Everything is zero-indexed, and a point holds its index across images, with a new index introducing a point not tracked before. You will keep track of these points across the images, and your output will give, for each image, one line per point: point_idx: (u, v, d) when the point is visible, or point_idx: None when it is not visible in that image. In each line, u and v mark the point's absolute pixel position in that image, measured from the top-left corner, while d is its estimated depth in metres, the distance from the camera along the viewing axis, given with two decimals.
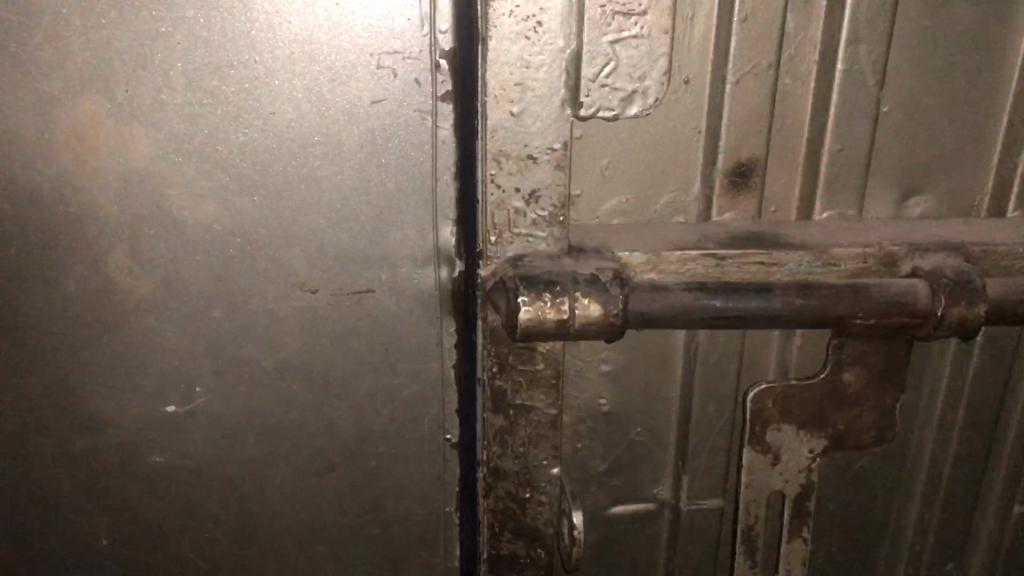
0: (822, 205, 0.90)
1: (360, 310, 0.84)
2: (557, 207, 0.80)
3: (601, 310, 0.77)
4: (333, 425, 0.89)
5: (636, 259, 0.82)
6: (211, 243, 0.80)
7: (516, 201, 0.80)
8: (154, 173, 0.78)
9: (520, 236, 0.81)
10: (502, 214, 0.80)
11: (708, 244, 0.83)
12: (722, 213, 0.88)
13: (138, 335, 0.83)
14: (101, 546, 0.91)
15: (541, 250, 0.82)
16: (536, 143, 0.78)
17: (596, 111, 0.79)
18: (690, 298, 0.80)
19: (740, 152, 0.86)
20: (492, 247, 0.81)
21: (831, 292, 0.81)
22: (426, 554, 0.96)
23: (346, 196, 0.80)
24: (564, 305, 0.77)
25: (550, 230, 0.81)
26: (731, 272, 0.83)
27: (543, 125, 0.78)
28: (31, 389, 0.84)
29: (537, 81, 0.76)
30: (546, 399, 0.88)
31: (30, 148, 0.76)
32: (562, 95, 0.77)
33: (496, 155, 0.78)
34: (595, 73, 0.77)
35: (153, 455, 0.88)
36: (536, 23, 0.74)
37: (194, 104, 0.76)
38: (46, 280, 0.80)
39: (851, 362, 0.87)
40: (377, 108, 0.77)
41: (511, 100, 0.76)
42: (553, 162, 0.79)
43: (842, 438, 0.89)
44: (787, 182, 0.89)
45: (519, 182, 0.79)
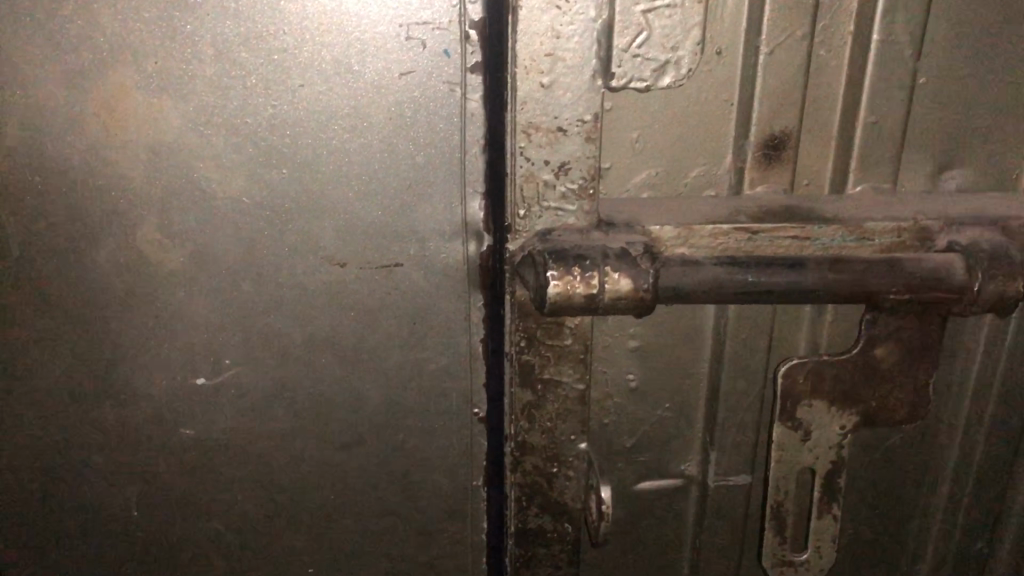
0: (855, 179, 0.89)
1: (387, 285, 0.84)
2: (587, 180, 0.80)
3: (631, 285, 0.76)
4: (360, 398, 0.89)
5: (666, 232, 0.81)
6: (239, 216, 0.80)
7: (545, 173, 0.79)
8: (183, 145, 0.77)
9: (549, 210, 0.80)
10: (531, 187, 0.79)
11: (740, 217, 0.82)
12: (753, 186, 0.87)
13: (168, 309, 0.83)
14: (131, 519, 0.92)
15: (569, 224, 0.81)
16: (566, 115, 0.77)
17: (628, 83, 0.77)
18: (723, 272, 0.78)
19: (772, 124, 0.85)
20: (521, 220, 0.80)
21: (864, 266, 0.80)
22: (453, 527, 0.97)
23: (374, 169, 0.79)
24: (593, 279, 0.76)
25: (580, 204, 0.80)
26: (763, 246, 0.82)
27: (573, 97, 0.77)
28: (62, 362, 0.84)
29: (568, 51, 0.75)
30: (574, 374, 0.87)
31: (59, 121, 0.76)
32: (594, 65, 0.76)
33: (526, 127, 0.77)
34: (628, 43, 0.76)
35: (182, 427, 0.89)
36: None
37: (222, 76, 0.75)
38: (77, 253, 0.80)
39: (884, 339, 0.86)
40: (405, 81, 0.77)
41: (541, 70, 0.76)
42: (583, 135, 0.78)
43: (874, 414, 0.88)
44: (819, 155, 0.87)
45: (548, 154, 0.78)
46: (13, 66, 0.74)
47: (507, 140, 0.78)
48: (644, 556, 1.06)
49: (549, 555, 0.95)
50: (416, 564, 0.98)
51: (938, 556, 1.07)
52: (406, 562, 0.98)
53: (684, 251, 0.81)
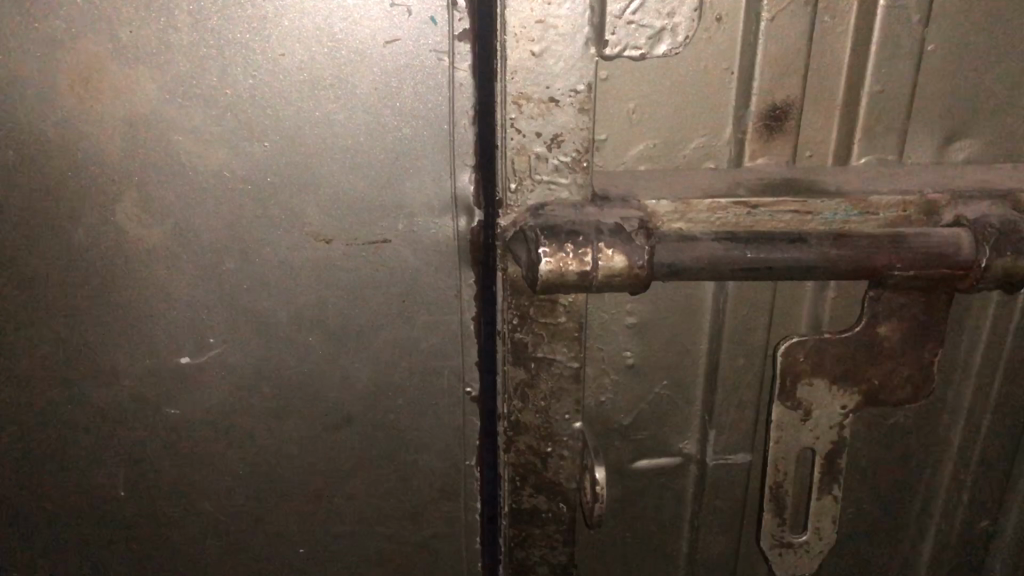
0: (859, 150, 0.86)
1: (375, 261, 0.82)
2: (581, 152, 0.77)
3: (625, 262, 0.74)
4: (349, 377, 0.87)
5: (663, 207, 0.78)
6: (221, 191, 0.78)
7: (537, 146, 0.76)
8: (161, 117, 0.75)
9: (541, 184, 0.78)
10: (523, 160, 0.77)
11: (740, 191, 0.79)
12: (754, 158, 0.84)
13: (150, 286, 0.81)
14: (118, 499, 0.91)
15: (562, 198, 0.78)
16: (558, 86, 0.74)
17: (622, 51, 0.76)
18: (721, 248, 0.76)
19: (774, 94, 0.82)
20: (513, 196, 0.78)
21: (867, 242, 0.76)
22: (446, 507, 0.95)
23: (360, 141, 0.77)
24: (587, 256, 0.73)
25: (574, 177, 0.78)
26: (763, 221, 0.79)
27: (566, 65, 0.74)
28: (43, 341, 0.82)
29: (560, 18, 0.72)
30: (568, 352, 0.85)
31: (32, 93, 0.73)
32: (587, 32, 0.73)
33: (517, 98, 0.74)
34: (621, 9, 0.74)
35: (168, 406, 0.87)
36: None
37: (201, 45, 0.72)
38: (54, 229, 0.78)
39: (888, 317, 0.83)
40: (391, 49, 0.74)
41: (532, 38, 0.72)
42: (576, 106, 0.75)
43: (876, 394, 0.86)
44: (823, 126, 0.84)
45: (540, 126, 0.75)
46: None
47: (498, 111, 0.75)
48: (642, 535, 1.05)
49: (544, 536, 0.93)
50: (409, 544, 0.97)
51: (941, 535, 1.05)
52: (398, 542, 0.96)
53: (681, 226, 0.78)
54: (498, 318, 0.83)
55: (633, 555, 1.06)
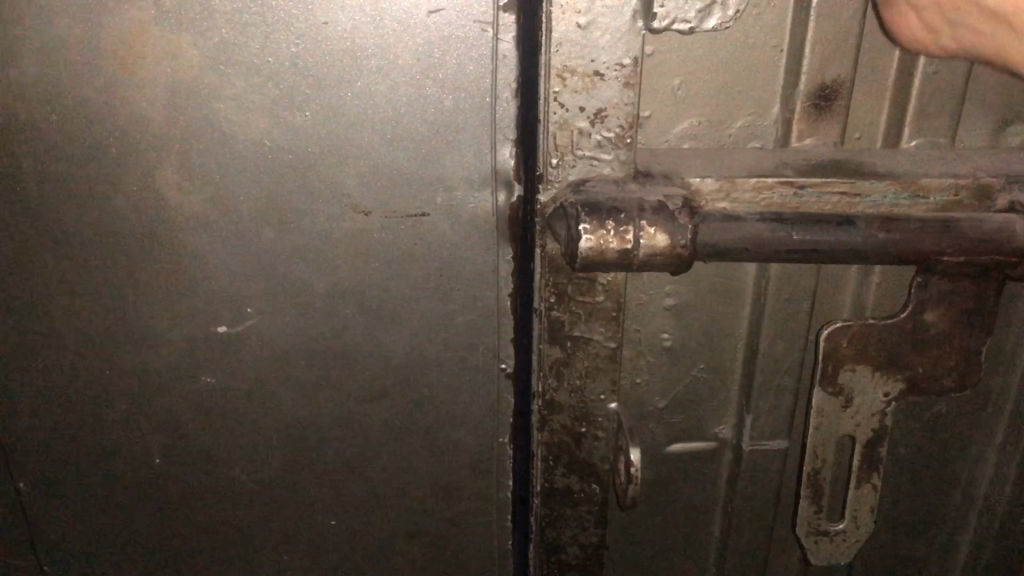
0: (910, 134, 0.83)
1: (413, 234, 0.81)
2: (625, 128, 0.75)
3: (668, 241, 0.72)
4: (385, 351, 0.87)
5: (706, 186, 0.76)
6: (263, 161, 0.77)
7: (579, 120, 0.75)
8: (203, 85, 0.74)
9: (582, 159, 0.76)
10: (566, 135, 0.75)
11: (786, 172, 0.78)
12: (801, 139, 0.82)
13: (189, 255, 0.81)
14: (154, 465, 0.91)
15: (603, 174, 0.77)
16: (604, 59, 0.73)
17: (670, 24, 0.74)
18: (765, 228, 0.74)
19: (825, 73, 0.80)
20: (552, 170, 0.77)
21: (916, 224, 0.75)
22: (478, 482, 0.95)
23: (401, 112, 0.76)
24: (628, 234, 0.72)
25: (616, 153, 0.77)
26: (809, 203, 0.77)
27: (611, 38, 0.72)
28: (82, 306, 0.83)
29: None
30: (605, 331, 0.83)
31: (76, 58, 0.73)
32: (634, 5, 0.72)
33: (560, 71, 0.73)
34: None
35: (204, 375, 0.87)
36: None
37: (244, 11, 0.72)
38: (94, 195, 0.78)
39: (935, 303, 0.81)
40: (435, 19, 0.73)
41: (579, 10, 0.71)
42: (621, 80, 0.74)
43: (920, 381, 0.83)
44: (873, 107, 0.83)
45: (584, 100, 0.74)
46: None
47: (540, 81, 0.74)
48: (674, 520, 1.04)
49: (577, 516, 0.92)
50: (439, 520, 0.97)
51: (981, 529, 1.04)
52: (429, 518, 0.97)
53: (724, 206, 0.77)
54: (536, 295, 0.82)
55: (664, 540, 1.05)
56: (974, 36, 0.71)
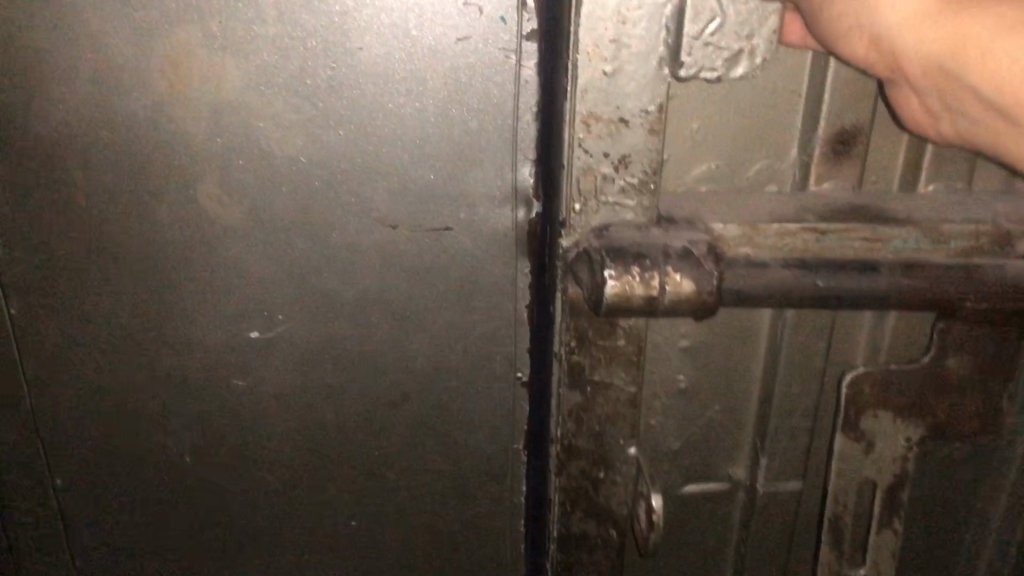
0: (924, 179, 0.88)
1: (437, 247, 0.86)
2: (647, 173, 0.80)
3: (693, 288, 0.75)
4: (408, 359, 0.92)
5: (728, 233, 0.80)
6: (299, 176, 0.83)
7: (604, 167, 0.80)
8: (244, 105, 0.80)
9: (607, 205, 0.81)
10: (589, 181, 0.80)
11: (806, 216, 0.82)
12: (819, 183, 0.87)
13: (225, 264, 0.86)
14: (185, 462, 0.96)
15: (626, 220, 0.82)
16: (629, 105, 0.78)
17: (698, 73, 0.79)
18: (791, 276, 0.79)
19: (842, 119, 0.84)
20: (577, 215, 0.81)
21: (936, 272, 0.79)
22: (494, 488, 0.99)
23: (429, 132, 0.81)
24: (654, 280, 0.75)
25: (639, 200, 0.81)
26: (832, 248, 0.81)
27: (638, 85, 0.77)
28: (124, 310, 0.88)
29: (634, 38, 0.76)
30: (625, 376, 0.88)
31: (128, 79, 0.78)
32: (661, 52, 0.77)
33: (586, 118, 0.77)
34: (700, 30, 0.77)
35: (236, 379, 0.92)
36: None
37: (285, 37, 0.78)
38: (139, 206, 0.83)
39: (955, 349, 0.85)
40: (463, 46, 0.78)
41: (605, 57, 0.76)
42: (645, 127, 0.79)
43: (942, 425, 0.88)
44: (885, 149, 0.87)
45: (608, 146, 0.79)
46: (84, 23, 0.76)
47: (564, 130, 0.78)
48: (691, 557, 1.07)
49: (592, 560, 0.95)
50: (455, 523, 1.01)
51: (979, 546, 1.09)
52: (446, 522, 1.01)
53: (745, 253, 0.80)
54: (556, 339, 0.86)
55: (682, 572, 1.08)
56: (991, 136, 0.72)
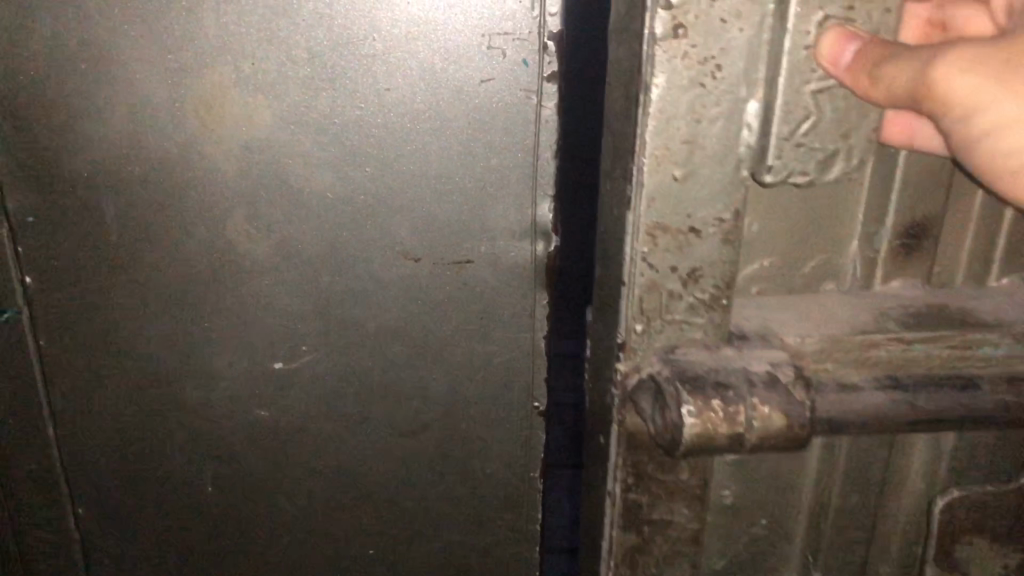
0: (997, 274, 0.93)
1: (457, 280, 0.89)
2: (718, 288, 0.82)
3: (784, 420, 0.78)
4: (427, 389, 0.94)
5: (807, 345, 0.84)
6: (325, 211, 0.85)
7: (672, 282, 0.81)
8: (274, 142, 0.83)
9: (671, 323, 0.83)
10: (654, 298, 0.82)
11: (891, 325, 0.86)
12: (887, 280, 0.91)
13: (251, 295, 0.89)
14: (206, 491, 0.98)
15: (694, 337, 0.84)
16: (700, 215, 0.79)
17: (786, 177, 0.76)
18: (885, 398, 0.83)
19: (912, 215, 0.88)
20: (636, 336, 0.83)
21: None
22: (508, 516, 1.01)
23: (452, 169, 0.84)
24: (740, 416, 0.78)
25: (709, 315, 0.83)
26: (918, 357, 0.86)
27: (711, 194, 0.78)
28: (150, 340, 0.90)
29: (709, 141, 0.76)
30: (685, 506, 0.91)
31: (160, 116, 0.81)
32: (741, 152, 0.77)
33: (651, 228, 0.79)
34: (790, 130, 0.75)
35: (260, 408, 0.94)
36: (715, 66, 0.73)
37: (315, 76, 0.80)
38: (168, 239, 0.86)
39: None
40: (485, 87, 0.81)
41: (675, 165, 0.77)
42: (720, 236, 0.80)
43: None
44: (952, 236, 0.91)
45: (676, 260, 0.80)
46: (121, 64, 0.79)
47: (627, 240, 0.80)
48: None
49: None
50: (470, 551, 1.03)
51: None
52: (462, 549, 1.02)
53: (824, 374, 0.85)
54: (613, 478, 0.88)
55: None
56: None
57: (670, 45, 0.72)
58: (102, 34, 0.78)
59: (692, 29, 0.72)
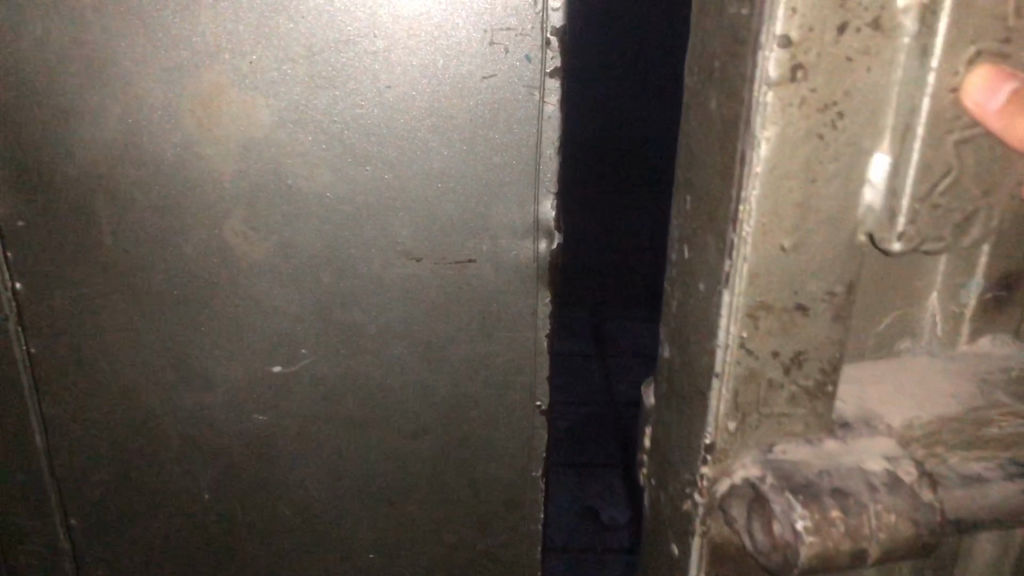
0: None
1: (459, 279, 0.88)
2: (825, 375, 0.59)
3: (915, 531, 0.57)
4: (429, 390, 0.93)
5: (916, 429, 0.63)
6: (324, 211, 0.84)
7: (774, 370, 0.58)
8: (272, 142, 0.81)
9: (767, 418, 0.59)
10: (750, 391, 0.58)
11: None
12: None
13: (249, 298, 0.87)
14: (203, 499, 0.96)
15: (792, 429, 0.60)
16: (808, 289, 0.55)
17: (916, 246, 0.54)
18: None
19: None
20: (728, 435, 0.59)
21: None
22: (510, 517, 1.00)
23: (453, 167, 0.83)
24: (863, 526, 0.56)
25: (813, 404, 0.60)
26: None
27: (823, 261, 0.55)
28: (145, 346, 0.88)
29: (826, 190, 0.53)
30: None
31: (156, 117, 0.79)
32: (866, 202, 0.54)
33: (753, 308, 0.55)
34: (928, 186, 0.52)
35: (258, 413, 0.92)
36: (835, 115, 0.50)
37: (314, 75, 0.79)
38: (165, 242, 0.84)
39: None
40: (487, 84, 0.80)
41: (784, 227, 0.53)
42: (831, 312, 0.57)
43: None
44: None
45: (781, 343, 0.57)
46: (116, 63, 0.77)
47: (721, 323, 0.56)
48: None
49: None
50: (471, 552, 1.02)
51: None
52: (462, 550, 1.01)
53: (944, 452, 0.64)
54: None
55: None
56: None
57: (785, 92, 0.49)
58: (96, 34, 0.76)
59: (815, 69, 0.49)
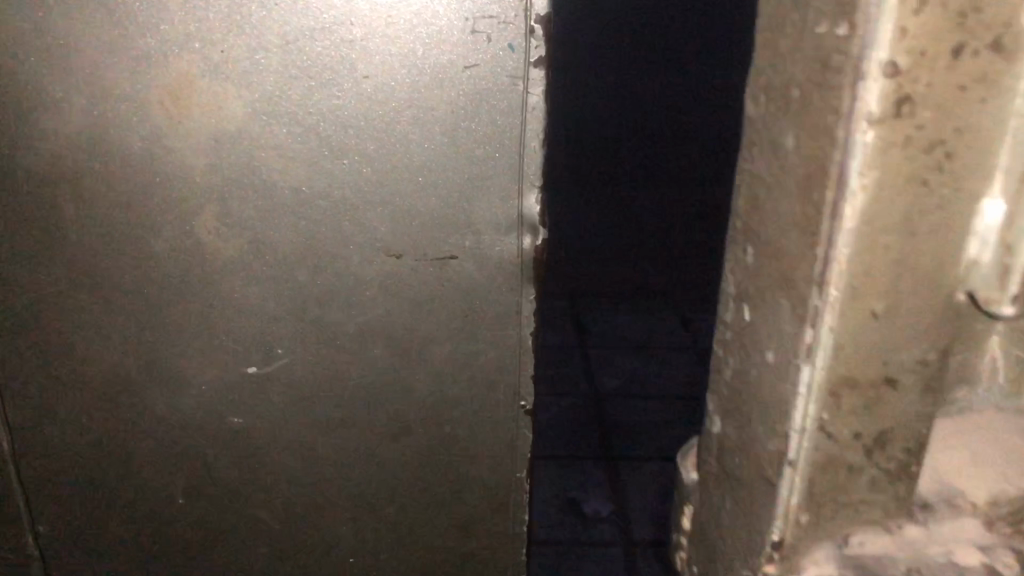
0: None
1: (441, 277, 0.85)
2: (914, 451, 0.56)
3: None
4: (410, 390, 0.90)
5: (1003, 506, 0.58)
6: (300, 207, 0.81)
7: (854, 455, 0.55)
8: (246, 135, 0.78)
9: (845, 507, 0.57)
10: (828, 475, 0.56)
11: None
12: None
13: (223, 297, 0.84)
14: (177, 503, 0.93)
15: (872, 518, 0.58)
16: (898, 361, 0.53)
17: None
18: None
19: None
20: (798, 530, 0.57)
21: None
22: (494, 519, 0.97)
23: (435, 161, 0.80)
24: None
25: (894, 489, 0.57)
26: None
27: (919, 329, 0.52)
28: (115, 347, 0.85)
29: (927, 255, 0.50)
30: None
31: (122, 108, 0.76)
32: (981, 268, 0.50)
33: (836, 386, 0.53)
34: None
35: (234, 416, 0.89)
36: (943, 156, 0.47)
37: (289, 64, 0.76)
38: (133, 239, 0.81)
39: None
40: (470, 75, 0.77)
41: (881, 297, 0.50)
42: (921, 385, 0.54)
43: None
44: None
45: (864, 423, 0.54)
46: (80, 52, 0.74)
47: (798, 400, 0.54)
48: None
49: None
50: (454, 554, 0.99)
51: None
52: (445, 553, 0.98)
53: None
54: None
55: None
56: None
57: (884, 131, 0.46)
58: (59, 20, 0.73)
59: (923, 104, 0.45)
